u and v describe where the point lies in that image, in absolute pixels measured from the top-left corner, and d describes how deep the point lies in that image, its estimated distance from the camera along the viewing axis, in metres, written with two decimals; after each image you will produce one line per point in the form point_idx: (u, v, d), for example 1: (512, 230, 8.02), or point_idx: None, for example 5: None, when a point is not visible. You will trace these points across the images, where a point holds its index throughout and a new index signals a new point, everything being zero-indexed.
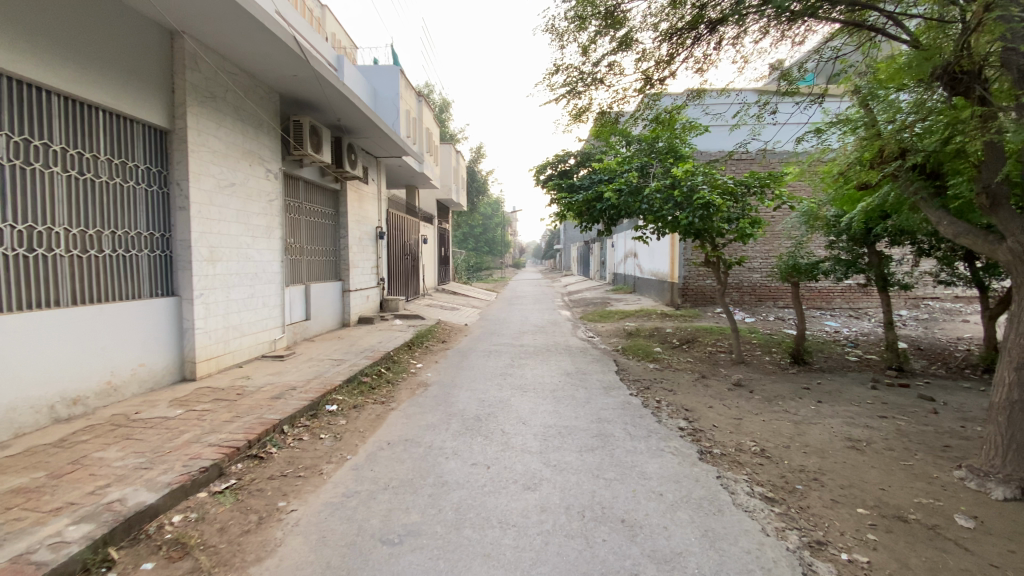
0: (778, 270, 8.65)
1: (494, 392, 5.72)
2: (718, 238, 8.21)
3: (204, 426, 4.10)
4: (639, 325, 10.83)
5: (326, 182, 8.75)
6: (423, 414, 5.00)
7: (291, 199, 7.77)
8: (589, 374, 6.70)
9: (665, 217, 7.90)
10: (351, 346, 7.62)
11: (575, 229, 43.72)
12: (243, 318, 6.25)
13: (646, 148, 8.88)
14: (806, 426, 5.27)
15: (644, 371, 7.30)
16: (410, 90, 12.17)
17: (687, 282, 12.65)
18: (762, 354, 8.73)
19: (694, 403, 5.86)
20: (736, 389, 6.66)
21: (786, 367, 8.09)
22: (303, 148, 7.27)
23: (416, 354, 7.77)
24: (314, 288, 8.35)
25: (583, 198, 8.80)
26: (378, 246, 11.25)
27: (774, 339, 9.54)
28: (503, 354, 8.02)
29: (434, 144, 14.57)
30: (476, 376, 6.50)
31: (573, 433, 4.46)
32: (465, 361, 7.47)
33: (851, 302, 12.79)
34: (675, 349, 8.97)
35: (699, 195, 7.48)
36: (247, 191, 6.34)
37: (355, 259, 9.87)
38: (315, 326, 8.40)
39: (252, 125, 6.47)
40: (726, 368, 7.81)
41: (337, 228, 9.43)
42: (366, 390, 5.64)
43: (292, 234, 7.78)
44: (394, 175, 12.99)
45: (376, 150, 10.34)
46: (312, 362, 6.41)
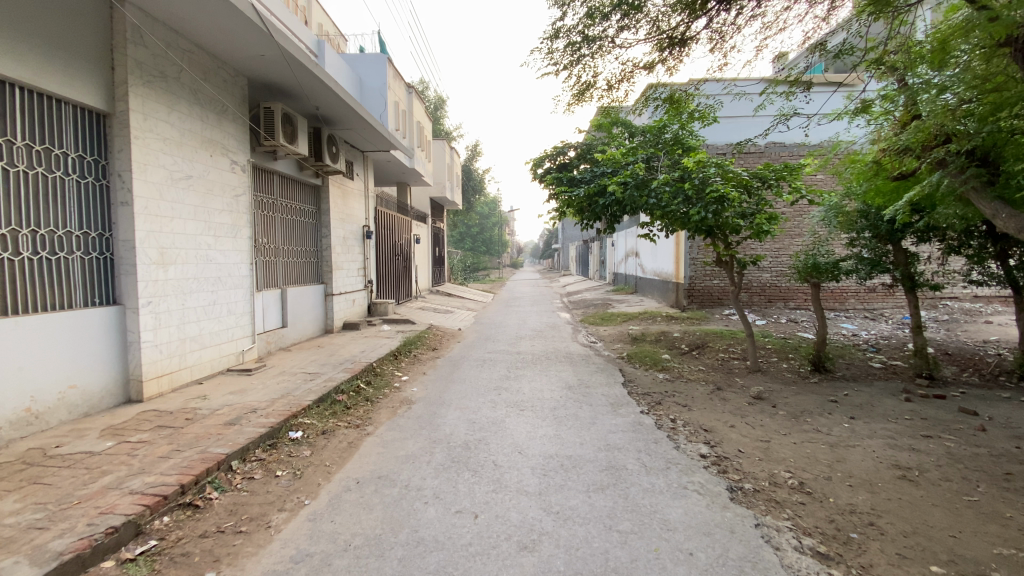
0: (796, 270, 7.99)
1: (486, 411, 5.03)
2: (732, 236, 7.52)
3: (133, 466, 3.40)
4: (644, 329, 10.15)
5: (305, 176, 8.06)
6: (402, 442, 4.29)
7: (264, 195, 7.06)
8: (593, 388, 6.00)
9: (674, 212, 7.20)
10: (330, 357, 6.91)
11: (573, 228, 43.04)
12: (204, 328, 5.54)
13: (652, 139, 8.18)
14: (844, 450, 4.59)
15: (653, 382, 6.62)
16: (398, 80, 11.43)
17: (693, 283, 11.96)
18: (779, 361, 8.05)
19: (713, 422, 5.17)
20: (756, 403, 5.98)
21: (807, 376, 7.41)
22: (274, 138, 6.57)
23: (402, 364, 7.06)
24: (291, 293, 7.65)
25: (584, 193, 8.04)
26: (365, 246, 10.55)
27: (790, 344, 8.86)
28: (498, 364, 7.32)
29: (426, 138, 13.83)
30: (467, 391, 5.80)
31: (578, 467, 3.76)
32: (456, 373, 6.77)
33: (865, 302, 12.14)
34: (685, 356, 8.27)
35: (712, 188, 6.80)
36: (207, 185, 5.63)
37: (339, 259, 9.15)
38: (293, 334, 7.70)
39: (214, 112, 5.77)
40: (742, 378, 7.13)
41: (318, 226, 8.71)
42: (340, 411, 4.93)
43: (264, 233, 7.06)
44: (383, 170, 12.27)
45: (362, 143, 9.65)
46: (282, 378, 5.71)
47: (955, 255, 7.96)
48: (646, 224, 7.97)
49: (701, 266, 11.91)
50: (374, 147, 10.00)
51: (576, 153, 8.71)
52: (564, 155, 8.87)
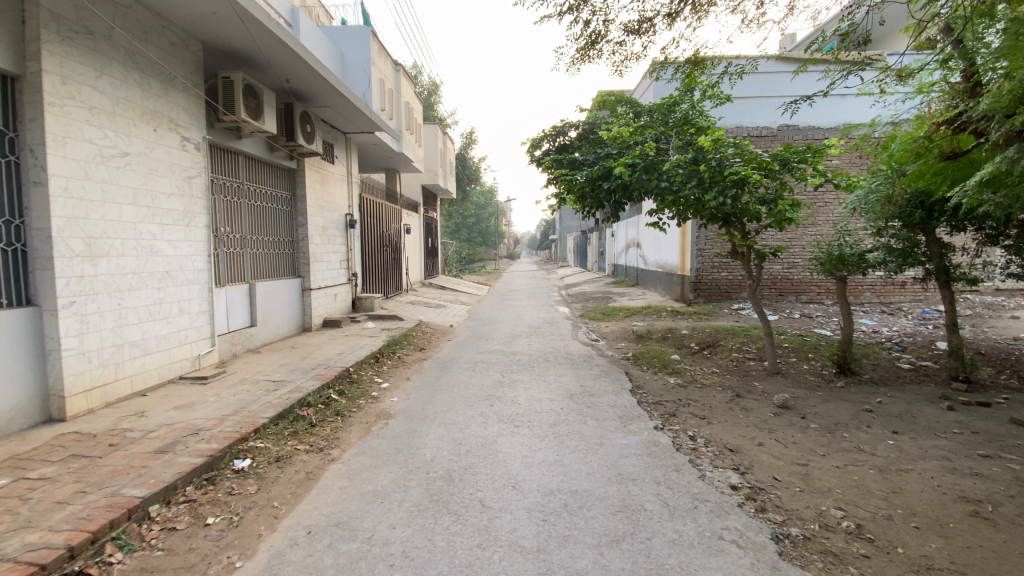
0: (819, 261, 7.27)
1: (474, 428, 4.30)
2: (750, 225, 6.73)
3: (16, 517, 2.67)
4: (649, 325, 9.43)
5: (276, 158, 7.25)
6: (371, 472, 3.55)
7: (225, 178, 6.26)
8: (598, 396, 5.27)
9: (687, 197, 6.41)
10: (301, 360, 6.14)
11: (571, 219, 42.26)
12: (148, 331, 4.78)
13: (662, 117, 7.35)
14: (897, 477, 3.87)
15: (665, 388, 5.91)
16: (384, 56, 10.55)
17: (700, 275, 11.24)
18: (799, 362, 7.34)
19: (738, 439, 4.46)
20: (783, 414, 5.27)
21: (832, 379, 6.72)
22: (233, 112, 5.76)
23: (383, 368, 6.31)
24: (261, 288, 6.90)
25: (586, 176, 7.13)
26: (349, 236, 9.77)
27: (809, 342, 8.17)
28: (491, 367, 6.58)
29: (416, 121, 12.97)
30: (453, 401, 5.06)
31: (584, 508, 3.03)
32: (443, 378, 6.03)
33: (881, 296, 11.50)
34: (696, 356, 7.55)
35: (731, 169, 6.06)
36: (150, 164, 4.84)
37: (317, 251, 8.35)
38: (263, 334, 6.96)
39: (158, 80, 4.98)
40: (761, 382, 6.43)
41: (294, 214, 7.93)
42: (302, 430, 4.19)
43: (227, 221, 6.27)
44: (368, 155, 11.42)
45: (343, 124, 8.84)
46: (241, 388, 4.96)
47: (993, 246, 7.16)
48: (653, 212, 7.16)
49: (709, 258, 11.18)
50: (357, 127, 9.20)
51: (578, 132, 7.83)
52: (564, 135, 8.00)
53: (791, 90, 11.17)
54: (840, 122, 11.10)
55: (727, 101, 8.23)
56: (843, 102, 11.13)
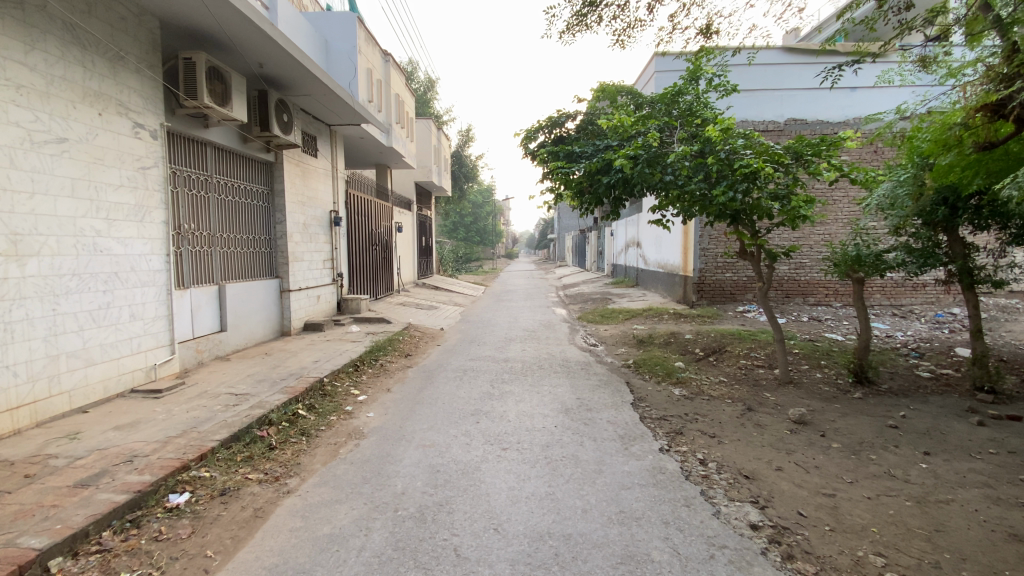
0: (834, 262, 6.75)
1: (456, 451, 3.77)
2: (761, 222, 6.17)
3: None
4: (650, 329, 8.93)
5: (249, 150, 6.73)
6: (330, 508, 3.03)
7: (189, 170, 5.73)
8: (597, 411, 4.75)
9: (692, 192, 5.91)
10: (272, 370, 5.61)
11: (571, 218, 41.71)
12: (91, 338, 4.27)
13: (665, 107, 6.87)
14: (941, 512, 3.36)
15: (669, 400, 5.40)
16: (372, 45, 10.03)
17: (703, 276, 10.75)
18: (811, 371, 6.84)
19: (753, 464, 3.95)
20: (801, 431, 4.76)
21: (848, 390, 6.22)
22: (194, 98, 5.25)
23: (362, 378, 5.79)
24: (232, 289, 6.39)
25: (585, 169, 6.52)
26: (334, 234, 9.25)
27: (820, 348, 7.66)
28: (480, 375, 6.07)
29: (407, 114, 12.44)
30: (435, 417, 4.54)
31: (578, 560, 2.52)
32: (427, 389, 5.51)
33: (892, 298, 11.03)
34: (702, 363, 7.03)
35: (741, 162, 5.54)
36: (93, 151, 4.32)
37: (297, 250, 7.82)
38: (236, 339, 6.44)
39: (105, 59, 4.46)
40: (773, 393, 5.93)
41: (272, 210, 7.41)
42: (258, 454, 3.68)
43: (190, 217, 5.74)
44: (356, 149, 10.88)
45: (326, 114, 8.32)
46: (197, 403, 4.45)
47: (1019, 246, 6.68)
48: (656, 208, 6.61)
49: (713, 258, 10.68)
50: (342, 119, 8.68)
51: (577, 123, 7.22)
52: (562, 127, 7.30)
53: (800, 83, 10.69)
54: (850, 116, 10.64)
55: (732, 92, 7.73)
56: (853, 95, 10.68)
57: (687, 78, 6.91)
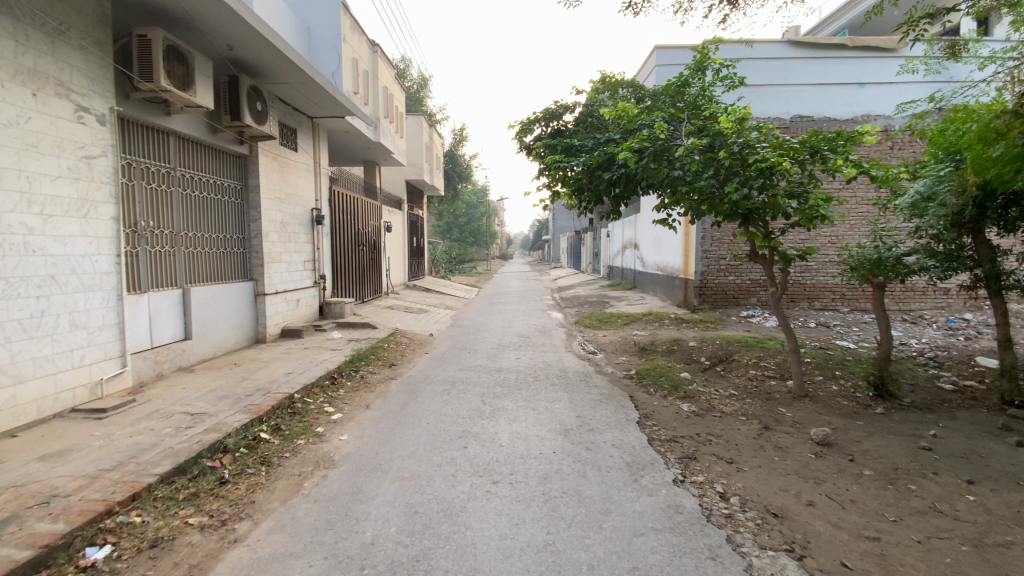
0: (852, 266, 6.25)
1: (438, 486, 3.24)
2: (778, 222, 5.65)
3: None
4: (652, 335, 8.42)
5: (219, 141, 6.17)
6: (282, 564, 2.48)
7: (148, 161, 5.17)
8: (599, 433, 4.22)
9: (702, 189, 5.39)
10: (237, 384, 5.04)
11: (567, 219, 41.26)
12: (22, 351, 3.72)
13: (669, 99, 6.37)
14: (1007, 559, 2.86)
15: (678, 417, 4.87)
16: (358, 34, 9.48)
17: (705, 279, 10.27)
18: (826, 383, 6.35)
19: (780, 497, 3.44)
20: (826, 454, 4.27)
21: (869, 405, 5.74)
22: (151, 81, 4.69)
23: (339, 391, 5.23)
24: (198, 293, 5.82)
25: (584, 163, 5.94)
26: (315, 234, 8.67)
27: (834, 358, 7.18)
28: (469, 388, 5.52)
29: (395, 108, 11.86)
30: (417, 441, 4.00)
31: None
32: (410, 404, 4.96)
33: (901, 303, 10.64)
34: (709, 374, 6.53)
35: (757, 156, 5.03)
36: (25, 137, 3.77)
37: (273, 250, 7.25)
38: (203, 347, 5.87)
39: (42, 33, 3.91)
40: (790, 409, 5.43)
41: (245, 207, 6.86)
42: (205, 491, 3.12)
43: (149, 214, 5.19)
44: (341, 144, 10.32)
45: (307, 105, 7.78)
46: (144, 426, 3.88)
47: None
48: (661, 207, 6.08)
49: (715, 261, 10.20)
50: (325, 111, 8.14)
51: (577, 116, 6.63)
52: (560, 119, 6.70)
53: (806, 78, 10.27)
54: (858, 112, 10.26)
55: (737, 85, 7.26)
56: (861, 92, 10.28)
57: (692, 68, 6.43)
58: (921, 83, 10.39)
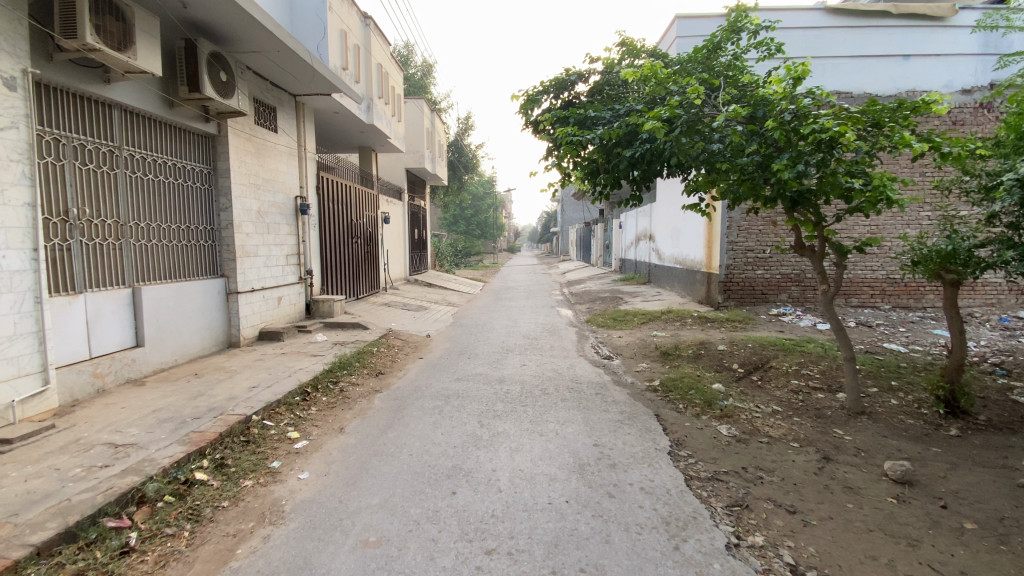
0: (917, 258, 5.38)
1: (412, 559, 2.40)
2: (831, 205, 4.67)
3: None
4: (675, 337, 7.52)
5: (177, 116, 5.34)
6: None
7: (82, 137, 4.36)
8: (623, 470, 3.37)
9: (744, 167, 4.47)
10: (188, 401, 4.24)
11: (575, 211, 40.27)
12: None
13: (698, 64, 5.45)
14: None
15: (718, 445, 4.00)
16: (347, 5, 8.55)
17: (731, 274, 9.34)
18: (883, 396, 5.44)
19: (870, 569, 2.58)
20: (909, 498, 3.40)
21: (939, 425, 4.83)
22: (76, 38, 3.86)
23: (311, 409, 4.42)
24: (153, 292, 5.03)
25: (600, 137, 4.97)
26: (300, 225, 7.85)
27: (886, 366, 6.25)
28: (466, 403, 4.68)
29: (391, 89, 10.96)
30: (394, 482, 3.16)
31: None
32: (394, 426, 4.14)
33: None
34: (745, 385, 5.64)
35: (815, 125, 4.08)
36: None
37: (249, 242, 6.44)
38: (159, 356, 5.10)
39: None
40: (849, 431, 4.53)
41: (214, 194, 6.05)
42: (95, 569, 2.31)
43: (85, 201, 4.39)
44: (331, 126, 9.45)
45: (286, 80, 6.91)
46: (49, 466, 3.07)
47: None
48: (691, 190, 5.16)
49: (742, 253, 9.26)
50: (308, 86, 7.27)
51: (591, 85, 5.66)
52: (571, 90, 5.68)
53: (844, 50, 9.25)
54: (902, 88, 9.23)
55: (771, 54, 6.32)
56: (905, 66, 9.26)
57: (724, 29, 5.49)
58: (974, 54, 9.29)
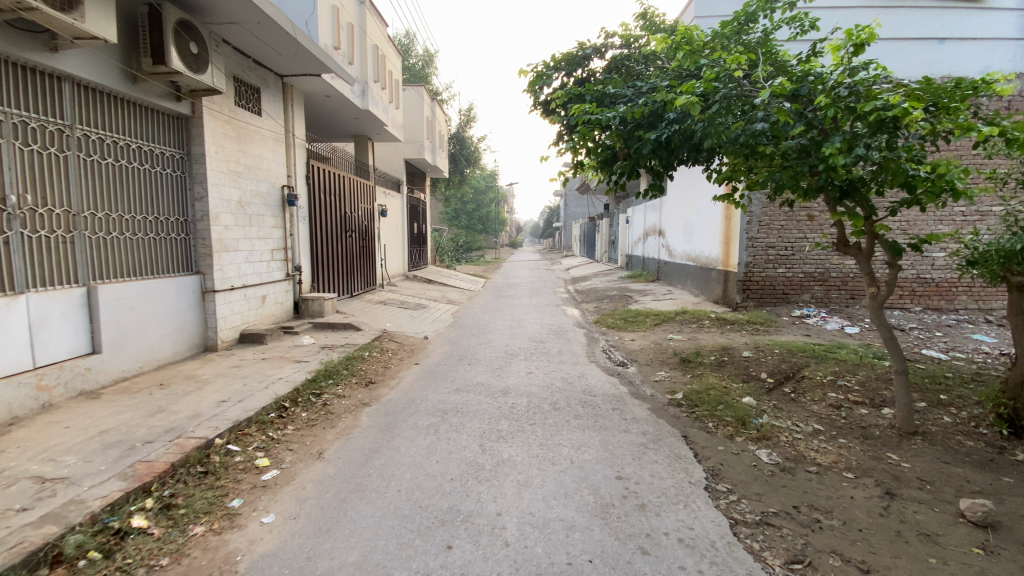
0: (978, 257, 4.74)
1: None
2: (885, 194, 4.00)
3: None
4: (693, 341, 6.94)
5: (142, 92, 4.75)
6: None
7: (22, 112, 3.77)
8: (656, 514, 2.78)
9: (789, 150, 3.85)
10: (145, 420, 3.66)
11: (579, 206, 39.62)
12: None
13: (730, 37, 4.82)
14: None
15: (761, 476, 3.41)
16: None
17: (750, 271, 8.73)
18: (933, 413, 4.84)
19: None
20: (1001, 550, 2.81)
21: (1005, 449, 4.22)
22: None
23: (288, 429, 3.84)
24: (113, 292, 4.45)
25: (621, 116, 4.37)
26: (288, 217, 7.25)
27: (931, 377, 5.65)
28: (466, 421, 4.09)
29: (388, 73, 10.32)
30: (376, 531, 2.57)
31: None
32: (382, 449, 3.55)
33: (981, 302, 8.61)
34: (777, 398, 5.05)
35: (877, 101, 3.47)
36: None
37: (228, 236, 5.85)
38: (120, 363, 4.52)
39: None
40: (906, 457, 3.94)
41: (188, 181, 5.46)
42: None
43: (27, 187, 3.80)
44: (323, 111, 8.84)
45: (269, 56, 6.30)
46: None
47: None
48: (723, 179, 4.54)
49: (763, 250, 8.66)
50: (294, 65, 6.65)
51: (608, 62, 5.04)
52: (586, 67, 5.06)
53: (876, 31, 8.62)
54: (937, 73, 8.57)
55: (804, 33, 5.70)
56: (940, 50, 8.60)
57: None
58: (1013, 39, 8.64)
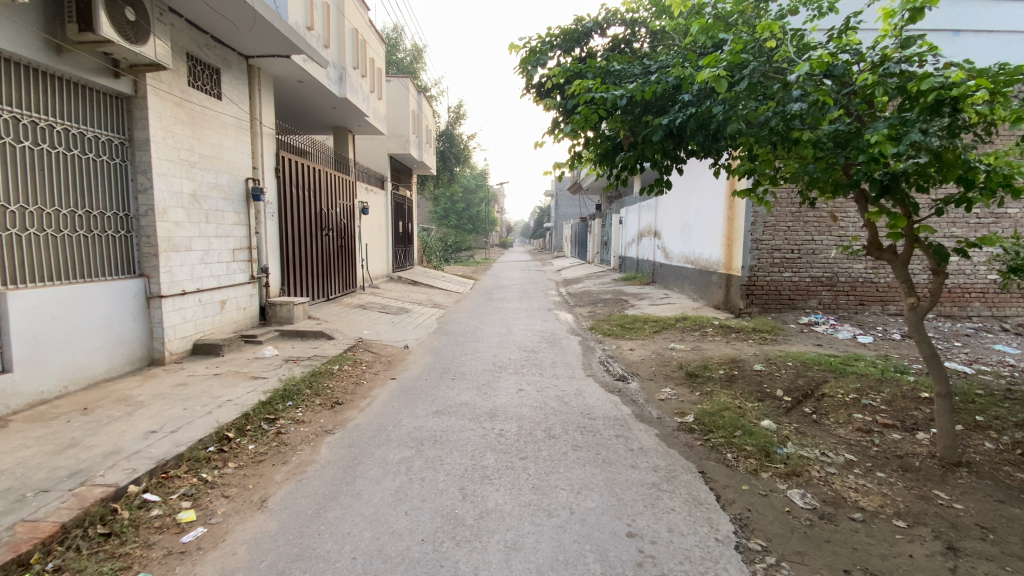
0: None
1: None
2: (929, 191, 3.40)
3: None
4: (697, 352, 6.38)
5: (69, 64, 4.06)
6: None
7: None
8: None
9: (826, 136, 3.26)
10: (50, 458, 2.98)
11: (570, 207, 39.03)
12: None
13: None
14: None
15: (799, 527, 2.82)
16: None
17: (755, 275, 8.19)
18: (973, 438, 4.28)
19: None
20: None
21: None
22: None
23: (227, 467, 3.18)
24: (30, 299, 3.76)
25: (629, 97, 3.77)
26: (253, 213, 6.55)
27: (961, 395, 5.13)
28: (444, 454, 3.46)
29: (369, 60, 9.65)
30: None
31: None
32: (338, 495, 2.90)
33: (994, 309, 8.16)
34: (798, 420, 4.48)
35: (935, 78, 2.90)
36: None
37: (178, 233, 5.15)
38: (38, 382, 3.83)
39: None
40: (959, 496, 3.36)
41: (129, 171, 4.77)
42: None
43: None
44: (295, 98, 8.15)
45: (228, 32, 5.61)
46: None
47: None
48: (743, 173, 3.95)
49: (768, 252, 8.12)
50: (258, 44, 5.97)
51: (611, 40, 4.45)
52: (586, 45, 4.47)
53: None
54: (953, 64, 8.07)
55: None
56: (955, 41, 8.13)
57: None
58: None
